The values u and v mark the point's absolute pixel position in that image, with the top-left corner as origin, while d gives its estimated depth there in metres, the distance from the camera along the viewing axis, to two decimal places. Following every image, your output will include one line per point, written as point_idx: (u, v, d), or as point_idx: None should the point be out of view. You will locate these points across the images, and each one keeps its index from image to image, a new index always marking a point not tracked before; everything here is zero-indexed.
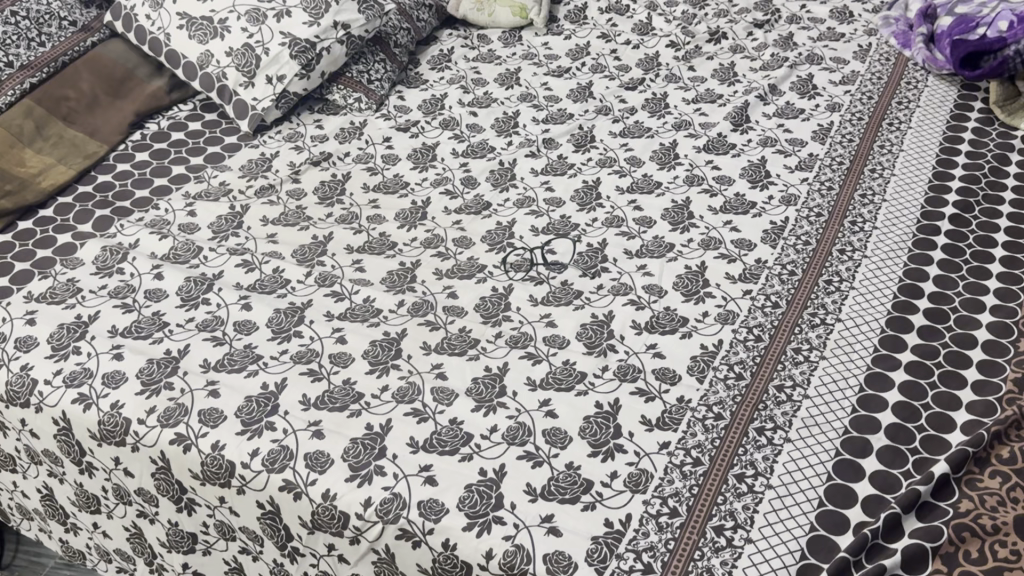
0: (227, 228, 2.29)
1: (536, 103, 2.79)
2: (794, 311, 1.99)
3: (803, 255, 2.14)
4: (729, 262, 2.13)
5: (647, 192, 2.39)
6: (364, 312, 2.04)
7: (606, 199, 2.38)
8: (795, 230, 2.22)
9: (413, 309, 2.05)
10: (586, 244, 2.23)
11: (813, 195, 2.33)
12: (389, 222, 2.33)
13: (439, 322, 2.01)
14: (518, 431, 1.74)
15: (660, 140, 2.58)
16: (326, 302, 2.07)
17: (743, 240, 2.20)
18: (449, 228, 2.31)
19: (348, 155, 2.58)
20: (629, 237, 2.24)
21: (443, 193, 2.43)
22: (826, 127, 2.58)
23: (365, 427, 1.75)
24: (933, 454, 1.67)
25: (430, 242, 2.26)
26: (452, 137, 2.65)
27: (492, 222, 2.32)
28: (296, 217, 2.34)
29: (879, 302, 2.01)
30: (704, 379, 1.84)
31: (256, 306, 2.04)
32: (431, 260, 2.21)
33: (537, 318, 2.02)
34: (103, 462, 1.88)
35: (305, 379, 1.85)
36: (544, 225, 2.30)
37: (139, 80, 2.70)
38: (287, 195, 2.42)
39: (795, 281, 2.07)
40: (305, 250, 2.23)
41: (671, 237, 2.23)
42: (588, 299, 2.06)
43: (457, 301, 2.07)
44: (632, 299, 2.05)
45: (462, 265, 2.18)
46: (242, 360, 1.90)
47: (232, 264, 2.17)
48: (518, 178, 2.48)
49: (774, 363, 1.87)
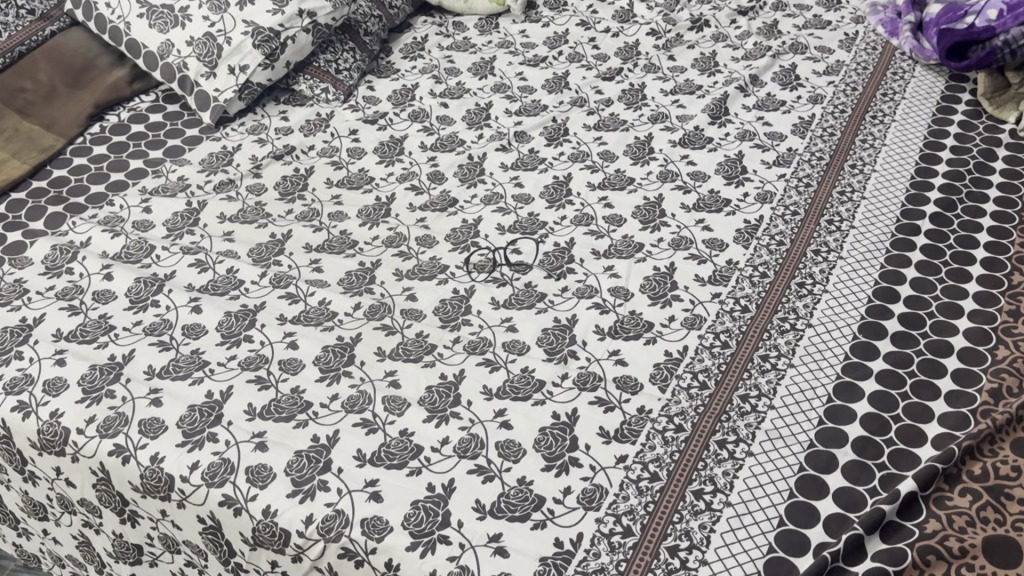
0: (183, 225, 2.22)
1: (510, 94, 2.70)
2: (763, 315, 1.91)
3: (776, 256, 2.06)
4: (699, 264, 2.05)
5: (619, 189, 2.31)
6: (318, 315, 1.97)
7: (577, 195, 2.30)
8: (769, 229, 2.14)
9: (370, 312, 1.97)
10: (553, 243, 2.15)
11: (789, 192, 2.25)
12: (351, 219, 2.26)
13: (395, 326, 1.94)
14: (470, 443, 1.67)
15: (635, 133, 2.50)
16: (280, 304, 2.00)
17: (714, 239, 2.12)
18: (412, 226, 2.23)
19: (312, 148, 2.50)
20: (597, 236, 2.16)
21: (408, 188, 2.36)
22: (806, 120, 2.50)
23: (311, 439, 1.68)
24: (901, 471, 1.60)
25: (392, 241, 2.18)
26: (421, 129, 2.57)
27: (457, 220, 2.24)
28: (255, 215, 2.26)
29: (852, 306, 1.93)
30: (666, 389, 1.76)
31: (207, 309, 1.97)
32: (391, 260, 2.13)
33: (498, 322, 1.94)
34: (45, 471, 1.82)
35: (252, 387, 1.79)
36: (511, 223, 2.22)
37: (99, 70, 2.61)
38: (247, 191, 2.34)
39: (767, 284, 1.99)
40: (262, 249, 2.16)
41: (640, 237, 2.15)
42: (551, 302, 1.98)
43: (416, 304, 2.00)
44: (596, 301, 1.97)
45: (423, 265, 2.11)
46: (188, 367, 1.84)
47: (185, 264, 2.10)
48: (487, 173, 2.40)
49: (740, 371, 1.79)
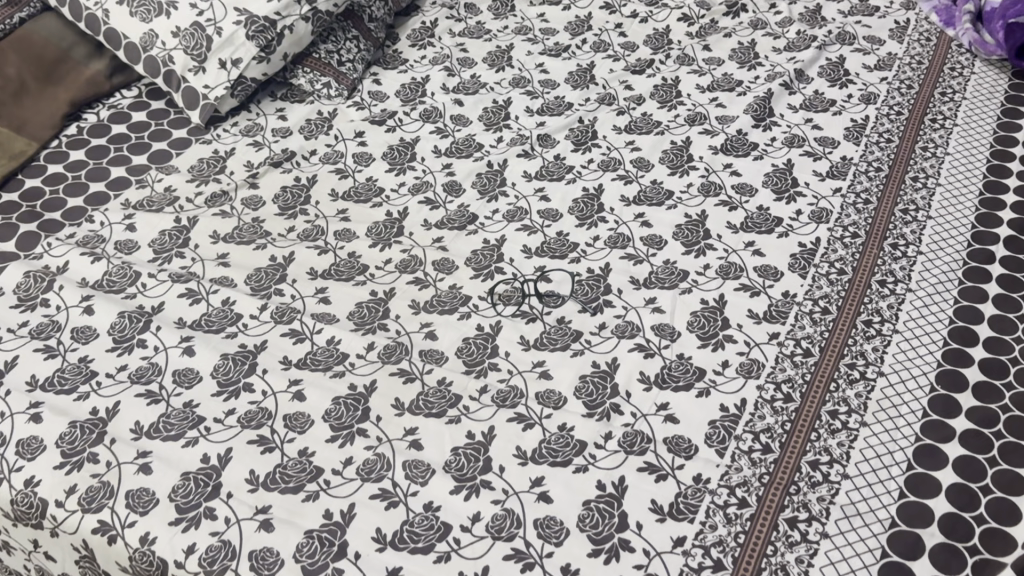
0: (171, 246, 2.00)
1: (530, 89, 2.46)
2: (829, 361, 1.70)
3: (839, 287, 1.85)
4: (752, 296, 1.84)
5: (656, 204, 2.08)
6: (326, 357, 1.75)
7: (610, 211, 2.07)
8: (828, 255, 1.92)
9: (385, 354, 1.75)
10: (586, 269, 1.93)
11: (847, 209, 2.03)
12: (359, 239, 2.03)
13: (414, 371, 1.72)
14: (505, 521, 1.47)
15: (671, 137, 2.27)
16: (283, 344, 1.78)
17: (767, 267, 1.90)
18: (428, 248, 2.01)
19: (314, 154, 2.26)
20: (636, 261, 1.94)
21: (422, 202, 2.13)
22: (860, 124, 2.27)
23: (323, 516, 1.47)
24: (998, 557, 1.40)
25: (406, 266, 1.96)
26: (434, 131, 2.33)
27: (478, 240, 2.02)
28: (252, 234, 2.03)
29: (927, 349, 1.72)
30: (724, 453, 1.55)
31: (200, 352, 1.75)
32: (406, 288, 1.91)
33: (529, 366, 1.73)
34: (20, 542, 1.61)
35: (254, 450, 1.57)
36: (538, 245, 2.00)
37: (73, 63, 2.34)
38: (243, 205, 2.11)
39: (829, 321, 1.78)
40: (261, 275, 1.93)
41: (684, 262, 1.93)
42: (588, 342, 1.77)
43: (436, 343, 1.78)
44: (638, 342, 1.76)
45: (442, 295, 1.89)
46: (181, 424, 1.62)
47: (174, 295, 1.88)
48: (508, 183, 2.17)
49: (807, 430, 1.58)
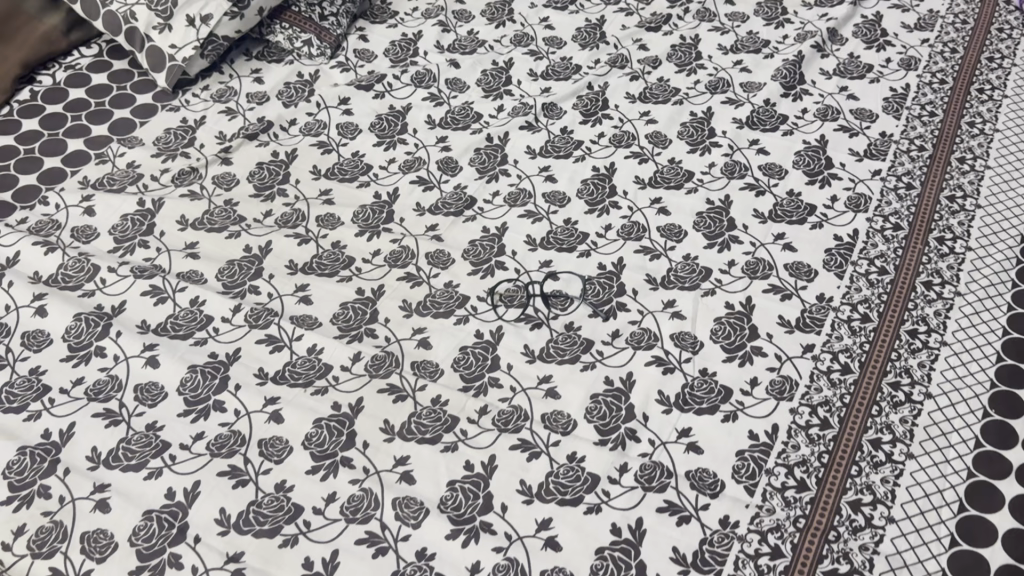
0: (134, 233, 1.79)
1: (534, 48, 2.23)
2: (870, 379, 1.52)
3: (879, 290, 1.66)
4: (783, 300, 1.65)
5: (674, 187, 1.87)
6: (306, 369, 1.56)
7: (622, 195, 1.86)
8: (867, 250, 1.73)
9: (372, 367, 1.56)
10: (597, 265, 1.73)
11: (887, 197, 1.83)
12: (344, 226, 1.82)
13: (405, 387, 1.53)
14: (508, 572, 1.30)
15: (690, 108, 2.05)
16: (258, 352, 1.59)
17: (800, 264, 1.71)
18: (420, 237, 1.80)
19: (294, 124, 2.03)
20: (652, 256, 1.74)
21: (414, 181, 1.92)
22: (900, 94, 2.05)
23: (302, 566, 1.31)
24: None
25: (396, 258, 1.76)
26: (427, 97, 2.10)
27: (476, 229, 1.82)
28: (224, 220, 1.82)
29: (979, 365, 1.54)
30: (755, 491, 1.38)
31: (165, 363, 1.56)
32: (396, 286, 1.71)
33: (534, 382, 1.54)
34: None
35: (225, 484, 1.40)
36: (543, 235, 1.80)
37: (27, 17, 2.07)
38: (214, 184, 1.90)
39: (870, 331, 1.59)
40: (234, 268, 1.73)
41: (706, 258, 1.73)
42: (600, 353, 1.58)
43: (430, 353, 1.59)
44: (657, 354, 1.57)
45: (436, 294, 1.69)
46: (143, 451, 1.44)
47: (137, 292, 1.68)
48: (510, 161, 1.95)
49: (847, 463, 1.41)
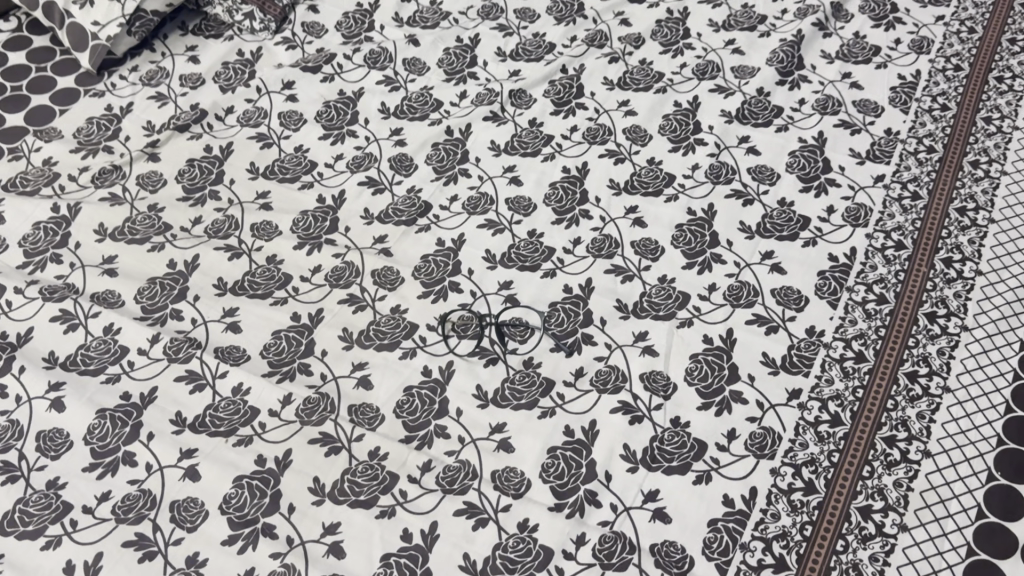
0: (46, 245, 1.61)
1: (503, 22, 2.00)
2: (862, 433, 1.36)
3: (877, 323, 1.48)
4: (769, 334, 1.47)
5: (652, 194, 1.68)
6: (230, 414, 1.39)
7: (594, 202, 1.67)
8: (864, 274, 1.55)
9: (304, 412, 1.39)
10: (562, 288, 1.55)
11: (889, 208, 1.64)
12: (283, 237, 1.63)
13: (340, 436, 1.37)
14: None
15: (674, 96, 1.84)
16: (177, 393, 1.42)
17: (789, 290, 1.53)
18: (366, 251, 1.61)
19: (231, 113, 1.83)
20: (624, 277, 1.56)
21: (362, 182, 1.72)
22: (910, 82, 1.83)
23: None
24: None
25: (337, 277, 1.57)
26: (382, 81, 1.89)
27: (430, 241, 1.62)
28: (147, 230, 1.63)
29: (985, 418, 1.37)
30: (727, 570, 1.23)
31: (71, 406, 1.39)
32: (337, 310, 1.53)
33: (484, 432, 1.37)
34: None
35: (131, 557, 1.24)
36: (504, 249, 1.61)
37: None
38: (139, 186, 1.70)
39: (864, 374, 1.42)
40: (155, 288, 1.55)
41: (684, 280, 1.55)
42: (560, 397, 1.41)
43: (370, 395, 1.42)
44: (624, 399, 1.40)
45: (381, 321, 1.51)
46: (41, 514, 1.28)
47: (45, 318, 1.50)
48: (471, 158, 1.75)
49: (833, 537, 1.26)
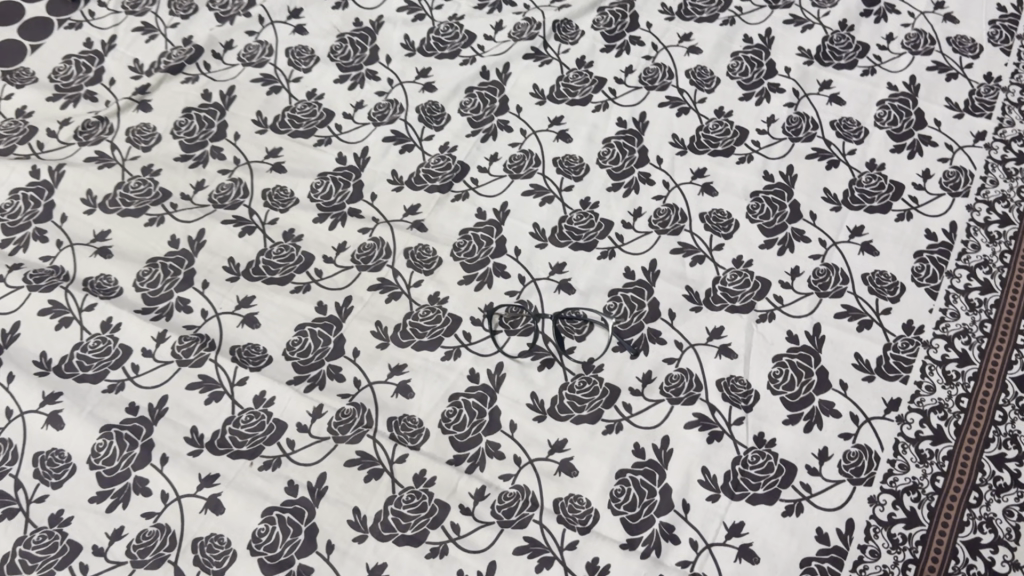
0: (27, 219, 1.39)
1: None
2: (968, 451, 1.20)
3: (982, 317, 1.30)
4: (861, 330, 1.30)
5: (722, 153, 1.47)
6: (253, 430, 1.23)
7: (655, 163, 1.46)
8: (966, 255, 1.36)
9: (338, 427, 1.23)
10: (623, 271, 1.36)
11: (991, 173, 1.43)
12: (300, 206, 1.42)
13: (380, 457, 1.20)
14: None
15: (742, 30, 1.60)
16: (190, 404, 1.25)
17: (882, 276, 1.34)
18: (396, 224, 1.41)
19: (230, 49, 1.60)
20: (694, 258, 1.36)
21: (387, 137, 1.50)
22: (1011, 15, 1.59)
23: None
24: None
25: (365, 256, 1.37)
26: (404, 7, 1.65)
27: (469, 212, 1.42)
28: (142, 200, 1.42)
29: None
30: None
31: (70, 423, 1.22)
32: (367, 298, 1.34)
33: (544, 452, 1.21)
34: None
35: None
36: (554, 223, 1.41)
37: None
38: (129, 143, 1.48)
39: (969, 380, 1.26)
40: (156, 273, 1.36)
41: (763, 262, 1.36)
42: (627, 408, 1.24)
43: (411, 405, 1.25)
44: (700, 410, 1.23)
45: (418, 313, 1.32)
46: (46, 558, 1.13)
47: (32, 311, 1.31)
48: (511, 107, 1.53)
49: None
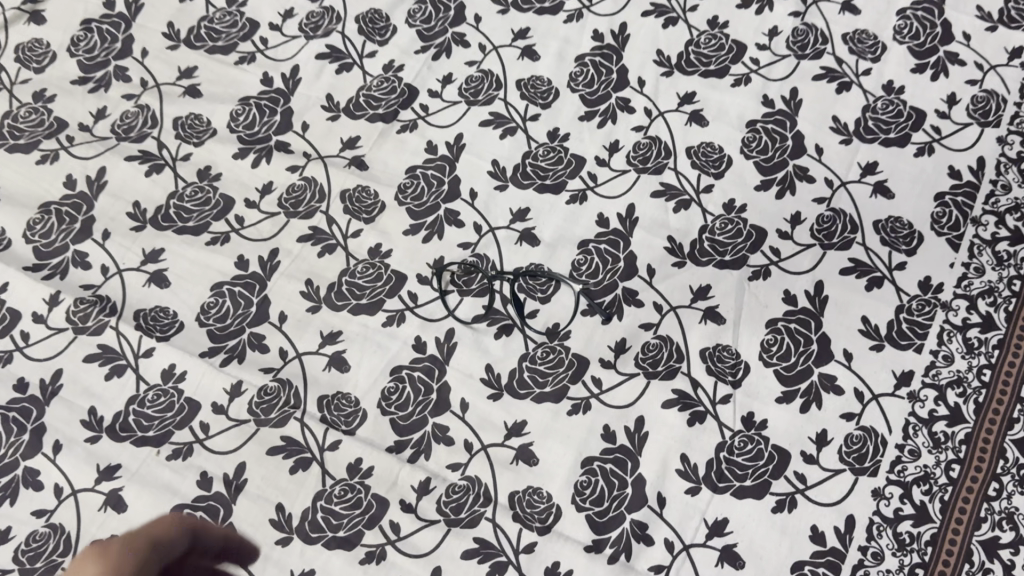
0: None
1: None
2: (989, 435, 1.03)
3: (1012, 271, 1.11)
4: (870, 290, 1.11)
5: (713, 73, 1.26)
6: (160, 411, 1.06)
7: (636, 87, 1.25)
8: (995, 197, 1.15)
9: (260, 407, 1.05)
10: (595, 218, 1.17)
11: None
12: (218, 139, 1.22)
13: (308, 444, 1.04)
14: None
15: None
16: (88, 379, 1.07)
17: (896, 223, 1.15)
18: (332, 160, 1.21)
19: None
20: (678, 202, 1.17)
21: (321, 54, 1.29)
22: None
23: None
24: None
25: (295, 200, 1.18)
26: None
27: (417, 145, 1.22)
28: (33, 131, 1.23)
29: None
30: None
31: None
32: (297, 251, 1.15)
33: (499, 436, 1.05)
34: None
35: None
36: (516, 159, 1.21)
37: None
38: (19, 63, 1.29)
39: (994, 348, 1.07)
40: (50, 221, 1.17)
41: (759, 207, 1.16)
42: (596, 383, 1.07)
43: (345, 380, 1.07)
44: (681, 387, 1.06)
45: (355, 269, 1.14)
46: None
47: None
48: (468, 18, 1.31)
49: None
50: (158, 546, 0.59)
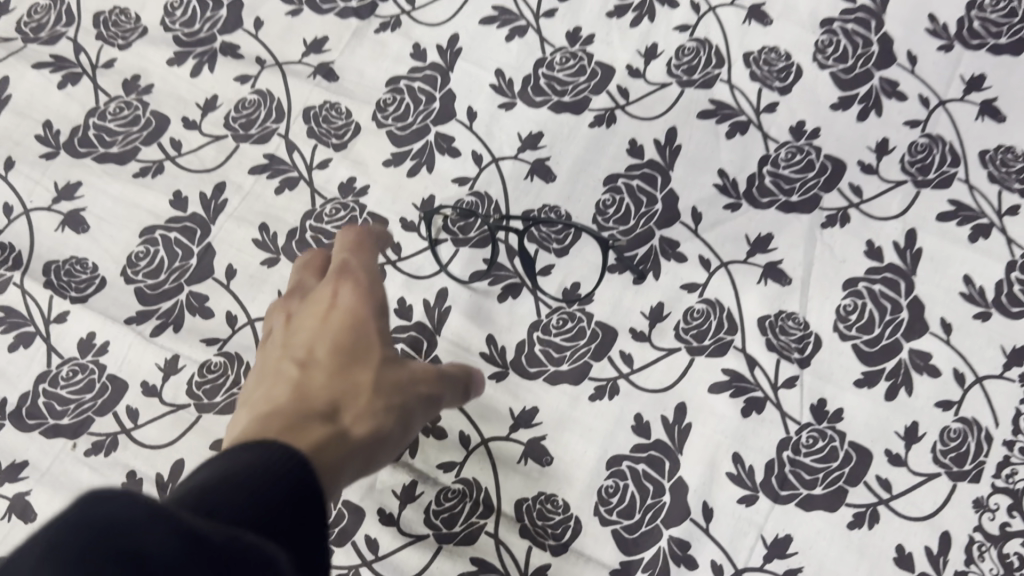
0: None
1: None
2: None
3: None
4: (975, 242, 0.87)
5: None
6: (77, 393, 0.84)
7: None
8: None
9: (201, 388, 0.83)
10: (626, 145, 0.92)
11: None
12: (148, 39, 0.98)
13: None
14: None
15: None
16: None
17: (1010, 154, 0.89)
18: (292, 68, 0.96)
19: None
20: (732, 125, 0.92)
21: None
22: None
23: None
24: None
25: (246, 119, 0.94)
26: None
27: (402, 49, 0.97)
28: None
29: None
30: None
31: None
32: (249, 186, 0.91)
33: (503, 429, 0.83)
34: None
35: None
36: (526, 68, 0.95)
37: None
38: None
39: None
40: None
41: (834, 132, 0.91)
42: (626, 361, 0.85)
43: None
44: (733, 366, 0.84)
45: (321, 210, 0.90)
46: None
47: None
48: None
49: None
50: (375, 280, 0.77)
